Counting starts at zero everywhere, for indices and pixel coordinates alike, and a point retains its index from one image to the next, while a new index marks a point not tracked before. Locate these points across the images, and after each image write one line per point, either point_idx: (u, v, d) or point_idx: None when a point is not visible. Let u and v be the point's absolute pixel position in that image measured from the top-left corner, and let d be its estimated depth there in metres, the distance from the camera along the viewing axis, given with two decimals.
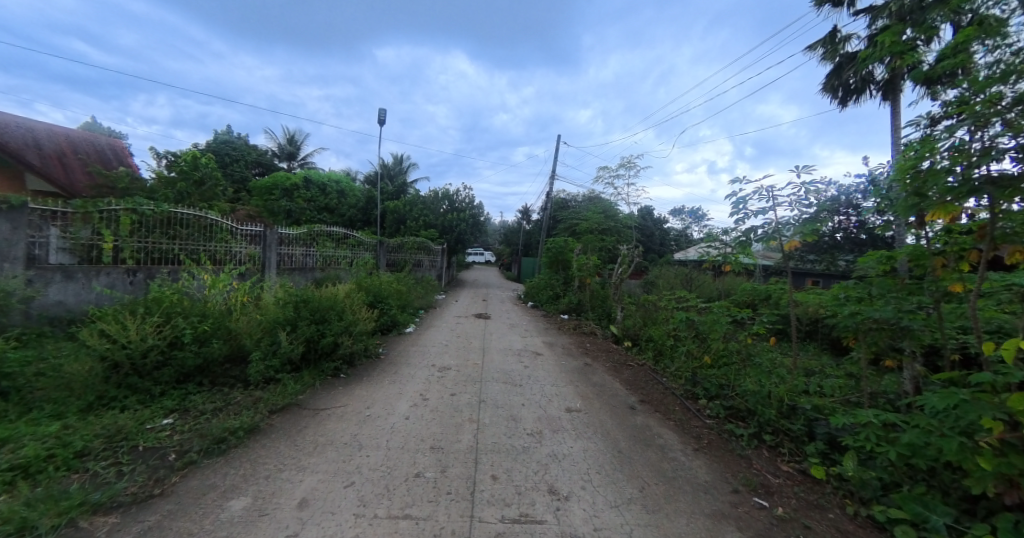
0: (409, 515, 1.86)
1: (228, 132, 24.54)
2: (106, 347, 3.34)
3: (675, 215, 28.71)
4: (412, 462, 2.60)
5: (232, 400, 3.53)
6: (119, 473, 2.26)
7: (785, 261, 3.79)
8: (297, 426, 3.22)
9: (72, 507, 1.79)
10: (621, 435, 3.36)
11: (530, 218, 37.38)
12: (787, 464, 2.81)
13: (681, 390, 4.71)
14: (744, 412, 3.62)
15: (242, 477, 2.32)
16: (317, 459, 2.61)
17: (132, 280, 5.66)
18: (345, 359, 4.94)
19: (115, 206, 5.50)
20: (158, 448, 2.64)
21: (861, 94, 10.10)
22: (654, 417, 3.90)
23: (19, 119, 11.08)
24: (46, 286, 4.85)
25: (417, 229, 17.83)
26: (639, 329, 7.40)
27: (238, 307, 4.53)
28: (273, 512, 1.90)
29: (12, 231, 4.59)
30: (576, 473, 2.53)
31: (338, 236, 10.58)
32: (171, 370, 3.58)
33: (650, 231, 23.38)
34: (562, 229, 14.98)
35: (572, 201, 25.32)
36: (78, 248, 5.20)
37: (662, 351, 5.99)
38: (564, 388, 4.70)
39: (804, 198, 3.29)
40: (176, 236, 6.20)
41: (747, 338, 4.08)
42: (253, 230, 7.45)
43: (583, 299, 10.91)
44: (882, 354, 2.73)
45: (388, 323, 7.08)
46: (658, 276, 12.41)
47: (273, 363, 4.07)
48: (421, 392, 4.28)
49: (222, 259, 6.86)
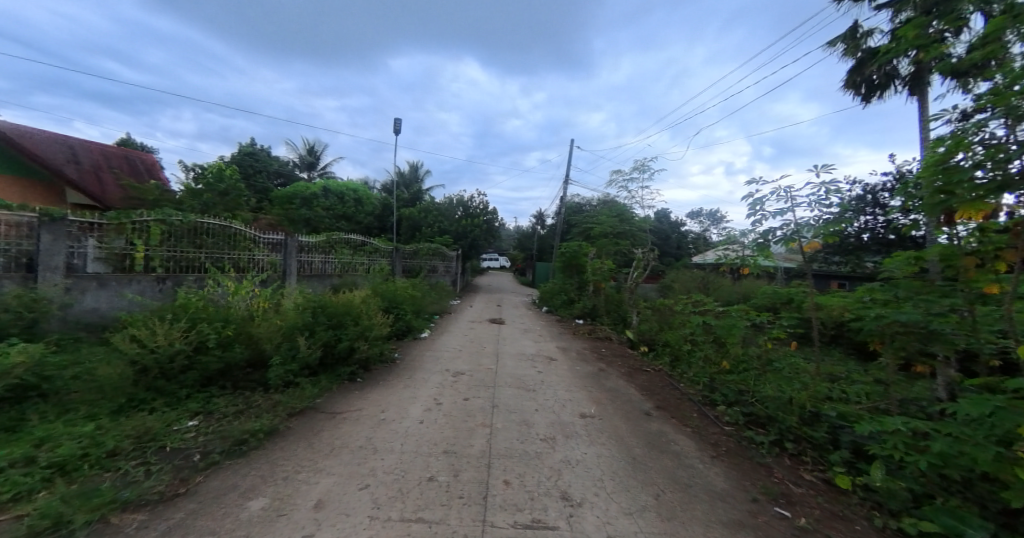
0: (423, 518, 1.88)
1: (251, 145, 25.64)
2: (136, 352, 3.49)
3: (693, 217, 28.22)
4: (426, 466, 2.62)
5: (253, 403, 3.65)
6: (147, 473, 2.36)
7: (808, 263, 3.66)
8: (314, 428, 3.30)
9: (104, 504, 1.88)
10: (635, 441, 3.31)
11: (544, 223, 37.37)
12: (809, 473, 2.71)
13: (698, 396, 4.63)
14: (764, 418, 3.53)
15: (261, 478, 2.38)
16: (333, 462, 2.65)
17: (161, 288, 5.95)
18: (361, 364, 5.04)
19: (146, 217, 5.82)
20: (183, 449, 2.75)
21: (886, 90, 9.70)
22: (669, 424, 3.82)
23: (62, 137, 11.92)
24: (83, 293, 5.10)
25: (431, 235, 18.14)
26: (655, 334, 7.29)
27: (260, 312, 4.66)
28: (290, 512, 1.94)
29: (54, 242, 4.87)
30: (589, 478, 2.51)
31: (355, 243, 10.84)
32: (195, 373, 3.74)
33: (666, 233, 23.11)
34: (576, 233, 14.91)
35: (586, 205, 25.05)
36: (112, 257, 5.48)
37: (679, 356, 5.88)
38: (577, 393, 4.66)
39: (825, 198, 3.21)
40: (202, 245, 6.50)
41: (767, 343, 4.14)
42: (274, 238, 7.75)
43: (597, 303, 10.86)
44: (912, 360, 2.61)
45: (403, 328, 7.17)
46: (674, 279, 12.21)
47: (293, 367, 4.17)
48: (435, 396, 4.31)
49: (245, 267, 7.14)
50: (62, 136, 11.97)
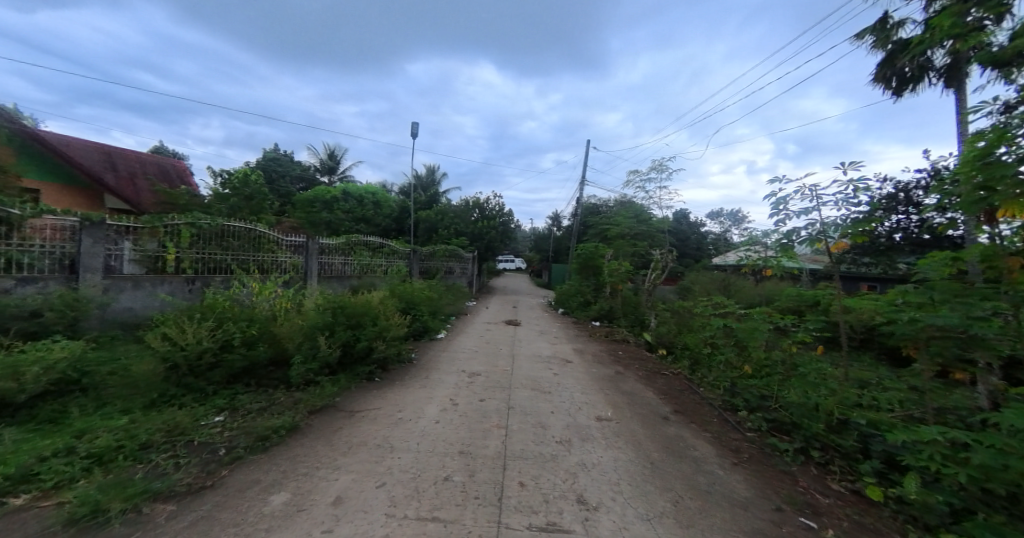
0: (438, 518, 1.89)
1: (275, 151, 26.57)
2: (166, 349, 3.66)
3: (713, 217, 27.57)
4: (441, 465, 2.65)
5: (276, 401, 3.78)
6: (177, 465, 2.47)
7: (835, 264, 3.53)
8: (333, 426, 3.38)
9: (137, 494, 1.98)
10: (653, 446, 3.25)
11: (560, 224, 37.21)
12: (837, 483, 2.61)
13: (719, 401, 4.52)
14: (789, 425, 3.41)
15: (282, 474, 2.45)
16: (351, 460, 2.71)
17: (190, 288, 6.21)
18: (379, 363, 5.13)
19: (177, 220, 6.09)
20: (210, 443, 2.86)
21: (919, 82, 9.22)
22: (688, 428, 3.74)
23: (102, 146, 12.65)
24: (119, 293, 5.38)
25: (448, 237, 18.35)
26: (674, 337, 7.15)
27: (282, 312, 4.81)
28: (310, 508, 1.99)
29: (93, 244, 5.17)
30: (605, 482, 2.48)
31: (374, 245, 11.06)
32: (222, 371, 3.90)
33: (685, 234, 22.65)
34: (593, 235, 14.78)
35: (603, 206, 24.81)
36: (146, 259, 5.77)
37: (699, 359, 5.76)
38: (593, 396, 4.62)
39: (853, 197, 3.09)
40: (229, 247, 6.76)
41: (791, 347, 4.00)
42: (296, 240, 8.00)
43: (614, 305, 10.75)
44: (950, 366, 2.47)
45: (420, 329, 7.26)
46: (693, 281, 11.96)
47: (313, 366, 4.28)
48: (451, 396, 4.35)
49: (269, 268, 7.39)
50: (102, 145, 12.70)
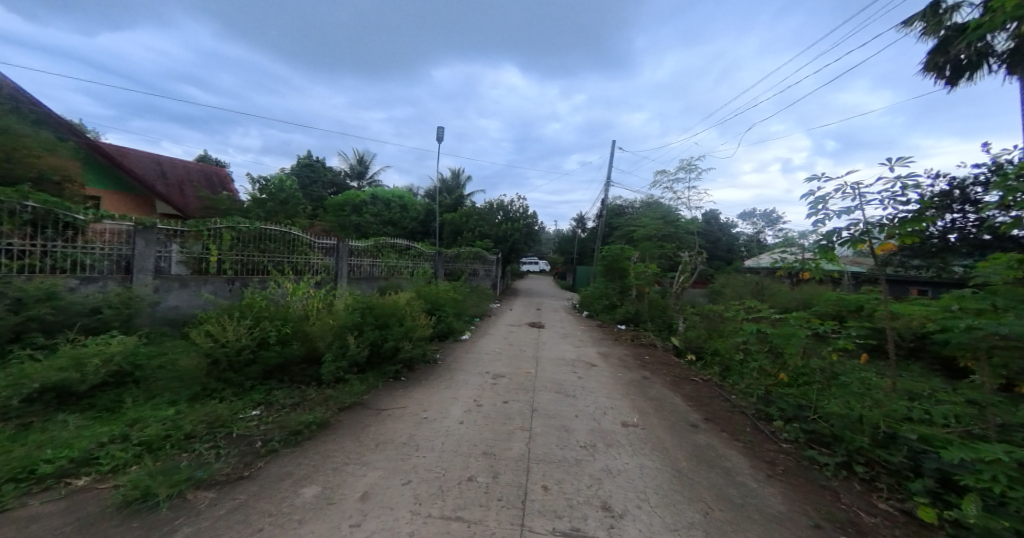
0: (462, 517, 1.91)
1: (309, 158, 27.82)
2: (209, 345, 3.88)
3: (745, 218, 26.46)
4: (465, 466, 2.66)
5: (308, 397, 3.92)
6: (217, 455, 2.62)
7: (881, 267, 3.30)
8: (361, 423, 3.48)
9: (182, 481, 2.11)
10: (681, 454, 3.14)
11: (584, 226, 36.81)
12: (884, 501, 2.43)
13: (752, 410, 4.32)
14: (828, 437, 3.22)
15: (313, 468, 2.54)
16: (378, 456, 2.78)
17: (231, 288, 6.56)
18: (405, 363, 5.24)
19: (219, 224, 6.47)
20: (248, 436, 3.01)
21: (977, 70, 8.51)
22: (718, 437, 3.60)
23: (153, 156, 13.62)
24: (168, 292, 5.76)
25: (472, 239, 18.59)
26: (704, 342, 6.91)
27: (314, 311, 5.00)
28: (339, 502, 2.05)
29: (146, 247, 5.56)
30: (631, 490, 2.42)
31: (400, 247, 11.34)
32: (258, 367, 4.10)
33: (715, 236, 21.88)
34: (618, 236, 14.53)
35: (628, 206, 24.36)
36: (191, 261, 6.14)
37: (731, 366, 5.53)
38: (619, 401, 4.52)
39: (901, 194, 2.88)
40: (266, 249, 7.12)
41: (831, 354, 3.78)
42: (327, 243, 8.32)
43: (640, 308, 10.50)
44: (1016, 379, 2.26)
45: (445, 330, 7.37)
46: (724, 284, 11.53)
47: (343, 364, 4.42)
48: (474, 397, 4.38)
49: (302, 269, 7.72)
50: (153, 155, 13.68)
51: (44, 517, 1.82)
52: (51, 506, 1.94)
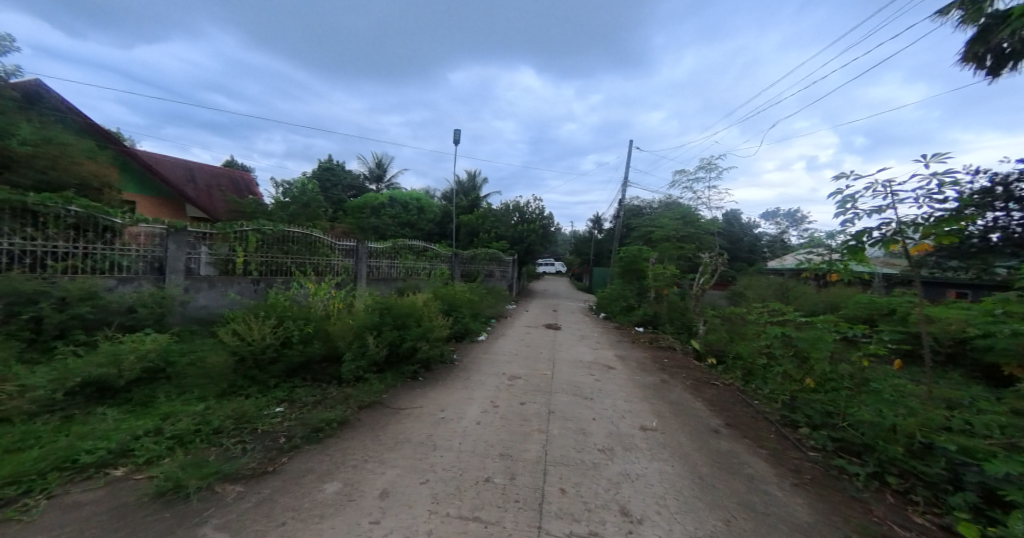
0: (479, 518, 1.92)
1: (330, 162, 28.61)
2: (236, 344, 4.03)
3: (769, 218, 25.66)
4: (482, 466, 2.68)
5: (328, 395, 4.03)
6: (243, 450, 2.71)
7: (915, 268, 3.15)
8: (380, 422, 3.54)
9: (211, 474, 2.19)
10: (702, 460, 3.07)
11: (601, 227, 36.44)
12: (919, 514, 2.31)
13: (776, 416, 4.19)
14: (858, 446, 3.09)
15: (334, 464, 2.60)
16: (396, 455, 2.82)
17: (256, 289, 6.80)
18: (422, 363, 5.30)
19: (245, 227, 6.70)
20: (272, 432, 3.10)
21: (1022, 59, 8.00)
22: (740, 443, 3.50)
23: (184, 162, 14.24)
24: (197, 292, 6.00)
25: (488, 241, 18.72)
26: (725, 346, 6.74)
27: (335, 312, 5.13)
28: (359, 498, 2.09)
29: (177, 249, 5.82)
30: (650, 495, 2.38)
31: (418, 249, 11.50)
32: (282, 365, 4.23)
33: (736, 236, 21.30)
34: (636, 237, 14.32)
35: (646, 207, 24.00)
36: (219, 262, 6.39)
37: (754, 371, 5.37)
38: (637, 404, 4.46)
39: (938, 192, 2.74)
40: (289, 251, 7.35)
41: (861, 360, 3.62)
42: (347, 245, 8.52)
43: (658, 310, 10.32)
44: None
45: (461, 331, 7.43)
46: (746, 286, 11.21)
47: (362, 363, 4.51)
48: (491, 398, 4.40)
49: (323, 271, 7.93)
50: (184, 161, 14.31)
51: (85, 504, 1.93)
52: (92, 494, 2.05)
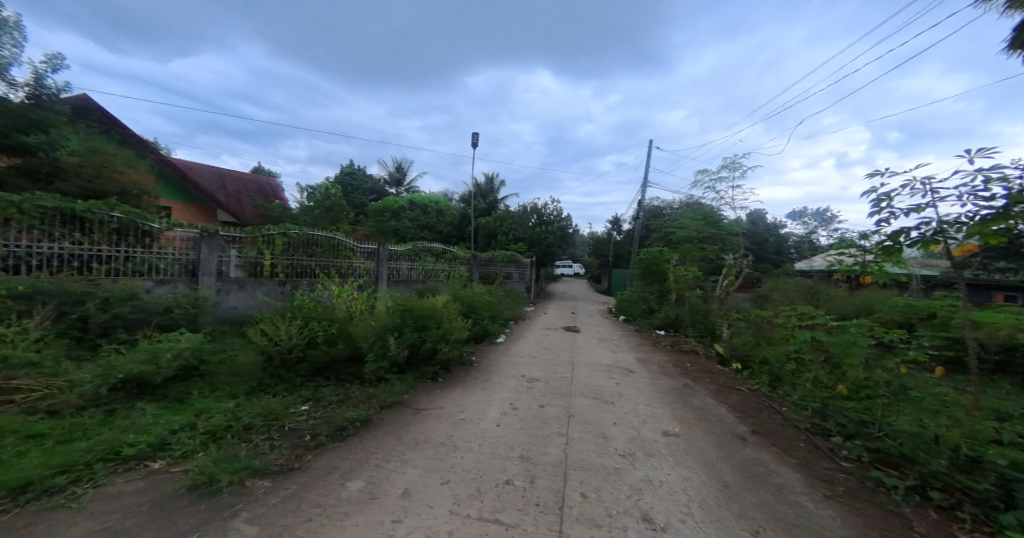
0: (499, 520, 1.92)
1: (352, 167, 29.40)
2: (264, 344, 4.19)
3: (796, 217, 24.71)
4: (502, 469, 2.68)
5: (351, 394, 4.12)
6: (272, 447, 2.81)
7: (958, 270, 2.98)
8: (401, 422, 3.60)
9: (242, 469, 2.29)
10: (728, 468, 2.98)
11: (620, 228, 35.97)
12: (964, 531, 2.18)
13: (806, 424, 4.02)
14: (896, 457, 2.93)
15: (357, 463, 2.66)
16: (417, 455, 2.86)
17: (282, 290, 7.04)
18: (442, 364, 5.36)
19: (272, 230, 6.96)
20: (299, 429, 3.20)
21: None
22: (768, 451, 3.38)
23: (215, 169, 14.90)
24: (228, 293, 6.26)
25: (506, 243, 18.80)
26: (750, 350, 6.53)
27: (358, 313, 5.25)
28: (381, 497, 2.13)
29: (209, 252, 6.09)
30: (673, 503, 2.33)
31: (437, 251, 11.66)
32: (307, 364, 4.36)
33: (761, 237, 20.63)
34: (656, 239, 14.08)
35: (666, 207, 23.55)
36: (248, 265, 6.65)
37: (782, 376, 5.17)
38: (658, 409, 4.37)
39: (984, 189, 2.57)
40: (313, 254, 7.58)
41: (899, 367, 3.44)
42: (369, 247, 8.72)
43: (680, 313, 10.10)
44: None
45: (480, 332, 7.47)
46: (772, 289, 10.83)
47: (384, 364, 4.60)
48: (510, 400, 4.41)
49: (346, 272, 8.14)
50: (215, 168, 14.97)
51: (128, 495, 2.04)
52: (133, 484, 2.17)
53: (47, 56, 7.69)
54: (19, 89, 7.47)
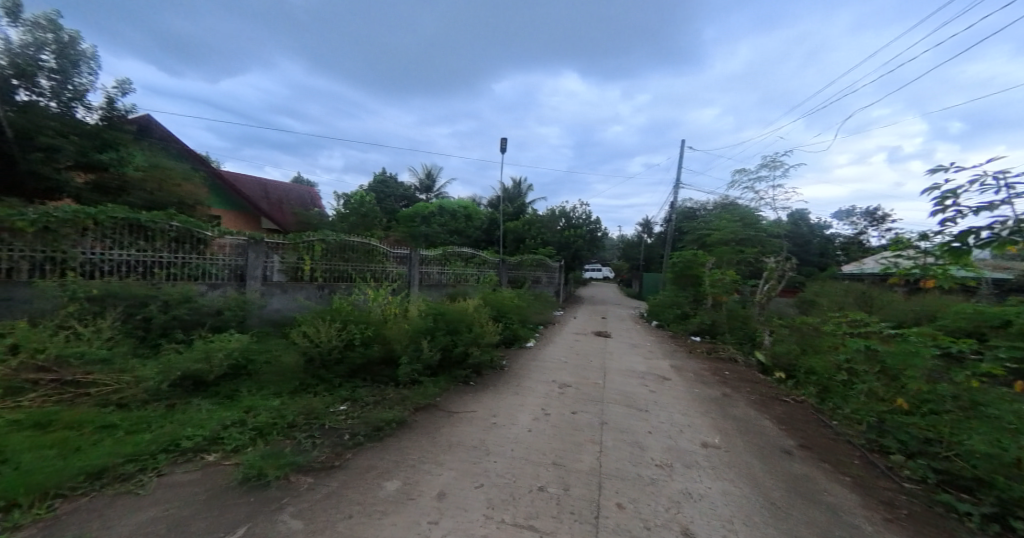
0: (534, 527, 1.92)
1: (384, 175, 30.52)
2: (305, 345, 4.41)
3: (844, 217, 23.14)
4: (535, 474, 2.68)
5: (387, 395, 4.26)
6: (314, 444, 2.95)
7: None
8: (435, 424, 3.68)
9: (288, 465, 2.41)
10: (773, 484, 2.82)
11: (650, 231, 35.00)
12: None
13: (860, 440, 3.75)
14: (968, 480, 2.67)
15: (394, 463, 2.74)
16: (451, 457, 2.91)
17: (321, 294, 7.39)
18: (473, 368, 5.42)
19: (312, 237, 7.32)
20: (338, 428, 3.34)
21: None
22: (817, 467, 3.18)
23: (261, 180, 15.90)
24: (272, 297, 6.66)
25: (534, 247, 18.85)
26: (795, 359, 6.17)
27: (392, 316, 5.42)
28: (417, 498, 2.18)
29: (256, 257, 6.50)
30: (715, 518, 2.23)
31: (466, 256, 11.85)
32: (345, 366, 4.55)
33: (804, 239, 19.47)
34: (690, 241, 13.64)
35: (699, 209, 22.74)
36: (290, 270, 7.03)
37: (832, 388, 4.84)
38: (696, 419, 4.21)
39: None
40: (349, 259, 7.91)
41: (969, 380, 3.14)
42: (401, 252, 8.99)
43: (716, 319, 9.70)
44: None
45: (510, 337, 7.51)
46: (819, 294, 10.18)
47: (417, 367, 4.71)
48: (541, 406, 4.39)
49: (380, 277, 8.43)
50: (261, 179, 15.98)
51: (187, 484, 2.21)
52: (192, 475, 2.34)
53: (118, 81, 8.53)
54: (95, 112, 8.33)
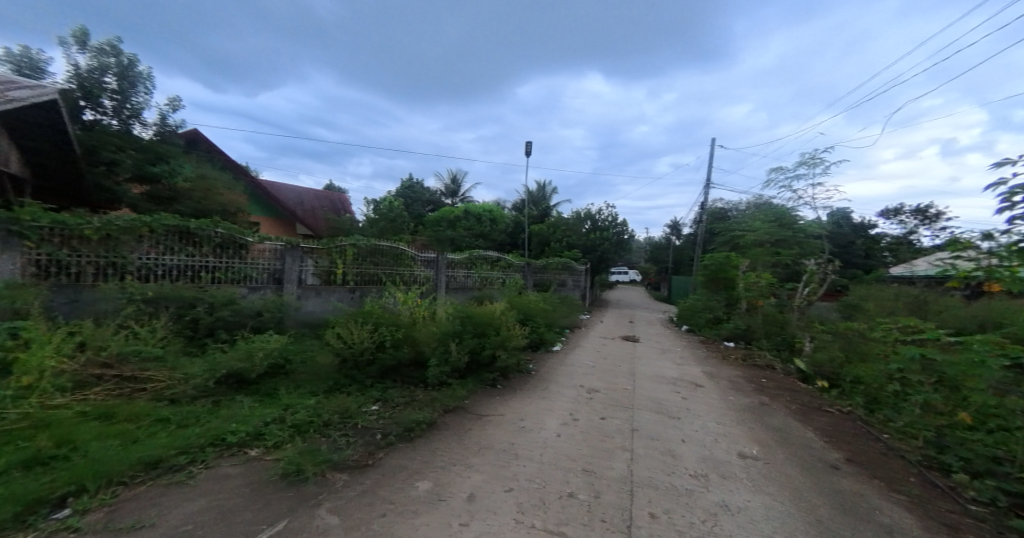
0: (565, 533, 1.90)
1: (411, 180, 31.29)
2: (339, 346, 4.58)
3: (893, 216, 21.61)
4: (564, 480, 2.66)
5: (416, 397, 4.35)
6: (348, 443, 3.06)
7: None
8: (463, 426, 3.72)
9: (325, 463, 2.51)
10: (819, 500, 2.67)
11: (678, 233, 34.03)
12: None
13: (915, 455, 3.48)
14: None
15: (425, 464, 2.79)
16: (480, 460, 2.94)
17: (352, 296, 7.66)
18: (499, 371, 5.44)
19: (344, 242, 7.59)
20: (371, 428, 3.45)
21: None
22: (866, 483, 2.99)
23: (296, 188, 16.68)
24: (307, 299, 6.96)
25: (559, 250, 18.77)
26: (839, 368, 5.81)
27: (421, 319, 5.53)
28: (448, 499, 2.22)
29: (292, 262, 6.83)
30: (754, 533, 2.14)
31: (491, 259, 11.93)
32: (376, 367, 4.69)
33: (847, 240, 18.34)
34: (722, 243, 13.14)
35: (731, 209, 21.91)
36: (324, 273, 7.33)
37: (883, 399, 4.53)
38: (732, 428, 4.04)
39: None
40: (379, 263, 8.16)
41: None
42: (428, 256, 9.18)
43: (751, 323, 9.29)
44: None
45: (535, 340, 7.49)
46: (866, 298, 9.53)
47: (446, 369, 4.78)
48: (569, 411, 4.35)
49: (407, 280, 8.64)
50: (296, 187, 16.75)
51: (234, 477, 2.35)
52: (238, 468, 2.49)
53: (170, 99, 9.22)
54: (150, 128, 9.05)
